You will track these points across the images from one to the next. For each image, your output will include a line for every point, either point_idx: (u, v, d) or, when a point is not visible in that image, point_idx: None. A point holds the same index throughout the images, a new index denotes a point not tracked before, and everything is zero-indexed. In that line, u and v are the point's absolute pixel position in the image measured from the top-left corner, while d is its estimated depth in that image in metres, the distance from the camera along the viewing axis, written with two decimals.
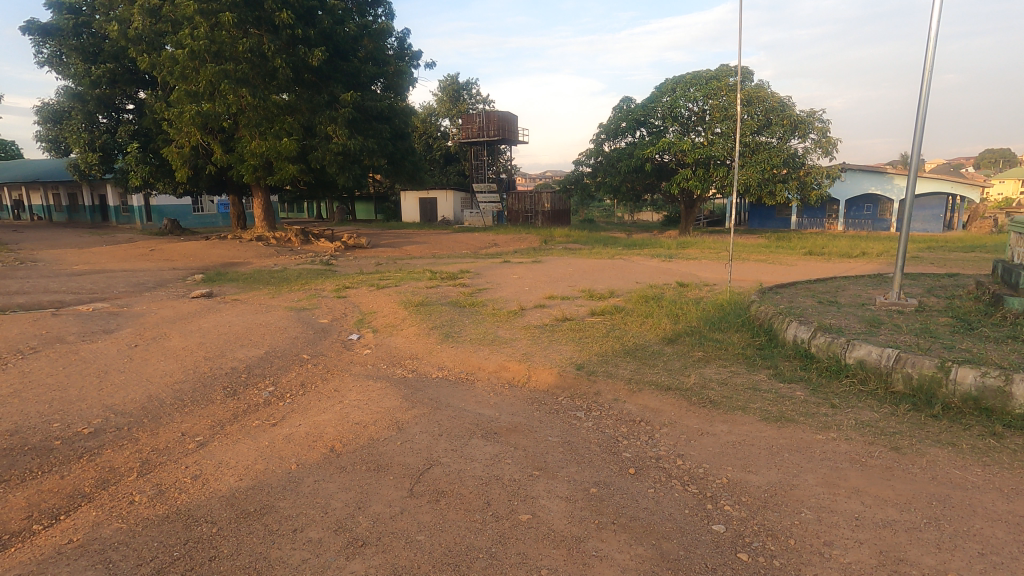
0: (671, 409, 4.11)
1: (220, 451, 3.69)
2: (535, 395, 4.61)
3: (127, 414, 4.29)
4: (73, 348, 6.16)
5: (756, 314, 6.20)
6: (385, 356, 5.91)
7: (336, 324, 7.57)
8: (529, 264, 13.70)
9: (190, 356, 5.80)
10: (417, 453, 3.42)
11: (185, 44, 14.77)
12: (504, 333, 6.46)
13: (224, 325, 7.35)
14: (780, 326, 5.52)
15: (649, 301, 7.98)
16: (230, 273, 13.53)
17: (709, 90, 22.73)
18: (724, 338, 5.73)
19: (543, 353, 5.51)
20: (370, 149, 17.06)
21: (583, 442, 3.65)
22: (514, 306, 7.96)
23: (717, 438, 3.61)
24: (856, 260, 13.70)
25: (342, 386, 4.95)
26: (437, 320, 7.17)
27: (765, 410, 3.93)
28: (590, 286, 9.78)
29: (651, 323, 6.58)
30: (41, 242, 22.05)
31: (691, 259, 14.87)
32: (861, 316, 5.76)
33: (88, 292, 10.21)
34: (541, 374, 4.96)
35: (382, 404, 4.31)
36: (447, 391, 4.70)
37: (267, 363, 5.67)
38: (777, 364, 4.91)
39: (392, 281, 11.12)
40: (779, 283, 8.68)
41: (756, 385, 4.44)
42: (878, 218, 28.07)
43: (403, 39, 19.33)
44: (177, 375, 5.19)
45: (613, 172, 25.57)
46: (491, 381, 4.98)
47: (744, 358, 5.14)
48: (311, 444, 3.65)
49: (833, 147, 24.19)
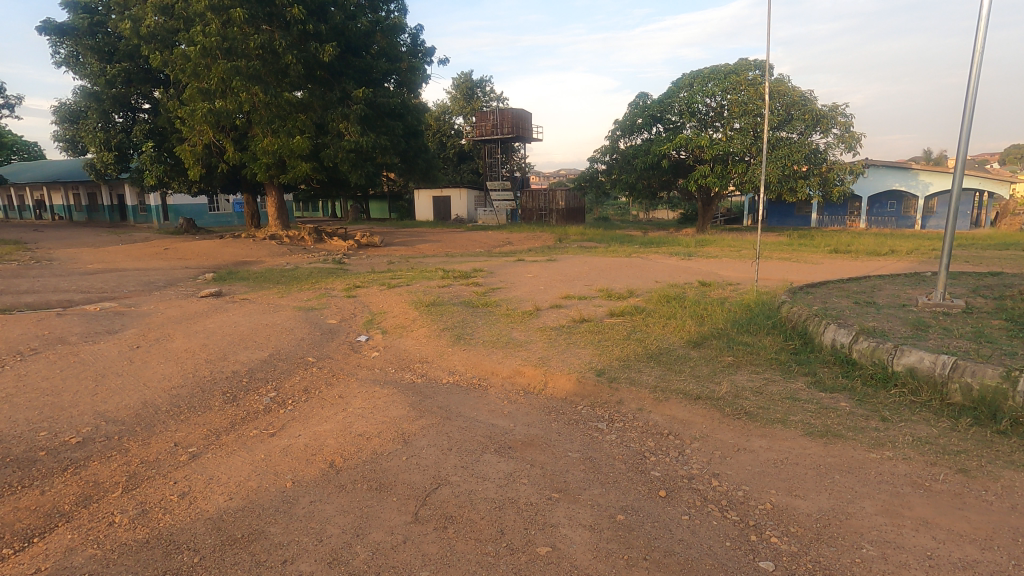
0: (702, 421, 3.75)
1: (215, 463, 3.44)
2: (553, 403, 4.29)
3: (119, 422, 4.04)
4: (71, 351, 5.94)
5: (787, 316, 5.83)
6: (393, 360, 5.61)
7: (344, 325, 7.30)
8: (543, 263, 13.35)
9: (191, 359, 5.54)
10: (424, 470, 3.11)
11: (197, 41, 14.64)
12: (519, 335, 6.15)
13: (229, 326, 7.11)
14: (816, 329, 5.14)
15: (670, 301, 7.61)
16: (241, 272, 13.38)
17: (728, 84, 22.19)
18: (754, 341, 5.35)
19: (560, 357, 5.16)
20: (383, 146, 16.83)
21: (606, 458, 3.32)
22: (529, 306, 7.60)
23: (756, 456, 3.26)
24: (885, 258, 13.16)
25: (347, 392, 4.67)
26: (449, 320, 6.88)
27: (807, 424, 3.54)
28: (608, 285, 9.44)
29: (673, 324, 6.22)
30: (58, 241, 22.20)
31: (711, 257, 14.37)
32: (904, 318, 5.34)
33: (97, 292, 10.07)
34: (558, 380, 4.64)
35: (388, 412, 4.01)
36: (459, 398, 4.40)
37: (269, 366, 5.40)
38: (816, 370, 4.53)
39: (403, 281, 10.85)
40: (809, 282, 8.24)
41: (794, 394, 4.06)
42: (902, 215, 27.23)
43: (415, 35, 19.06)
44: (175, 380, 4.92)
45: (630, 169, 25.07)
46: (504, 389, 4.65)
47: (778, 363, 4.76)
48: (310, 457, 3.37)
49: (856, 142, 23.49)
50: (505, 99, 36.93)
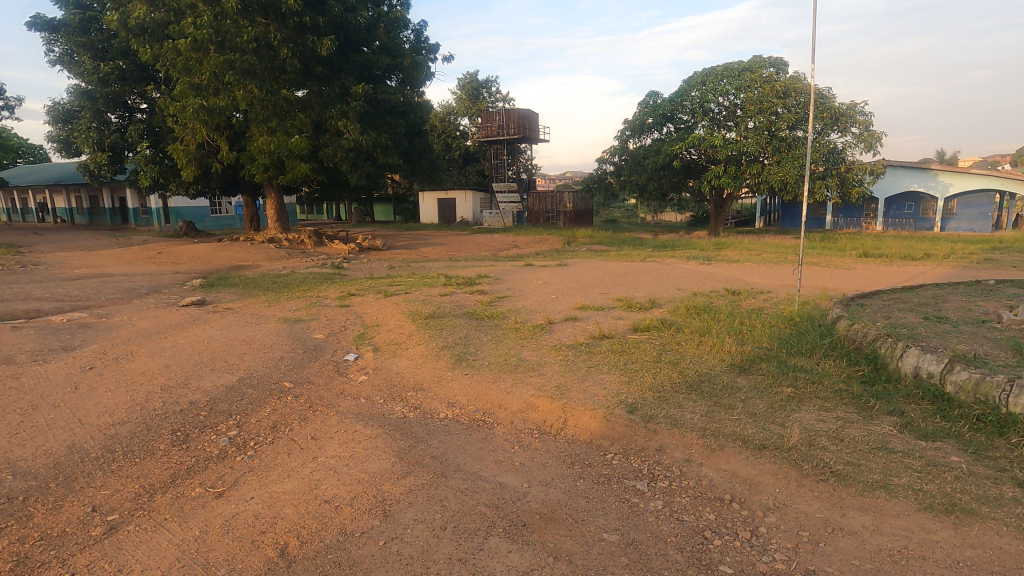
0: (774, 482, 2.87)
1: (132, 544, 2.60)
2: (575, 450, 3.45)
3: (31, 476, 3.22)
4: (12, 373, 5.12)
5: (847, 336, 4.95)
6: (382, 388, 4.75)
7: (332, 340, 6.46)
8: (553, 267, 12.53)
9: (144, 386, 4.67)
10: (405, 567, 2.27)
11: (188, 33, 13.88)
12: (530, 355, 5.28)
13: (201, 341, 6.27)
14: (891, 353, 4.27)
15: (701, 313, 6.73)
16: (232, 278, 12.58)
17: (742, 82, 21.39)
18: (813, 367, 4.46)
19: (582, 387, 4.28)
20: (384, 144, 15.96)
21: (655, 543, 2.47)
22: (540, 319, 6.72)
23: (861, 542, 2.38)
24: (922, 263, 12.17)
25: (323, 432, 3.82)
26: (449, 336, 6.01)
27: (919, 492, 2.65)
28: (626, 293, 8.58)
29: (711, 343, 5.32)
30: (51, 244, 21.57)
31: (733, 261, 13.47)
32: (996, 339, 4.42)
33: (71, 300, 9.28)
34: (580, 418, 3.80)
35: (368, 466, 3.15)
36: (459, 443, 3.53)
37: (236, 395, 4.57)
38: (902, 408, 3.63)
39: (402, 287, 10.09)
40: (854, 292, 7.35)
41: (886, 443, 3.17)
42: (921, 218, 26.11)
43: (419, 31, 18.25)
44: (118, 414, 4.08)
45: (640, 170, 24.10)
46: (513, 428, 3.80)
47: (850, 398, 3.87)
48: (257, 538, 2.53)
49: (876, 142, 22.51)
50: (512, 100, 36.19)
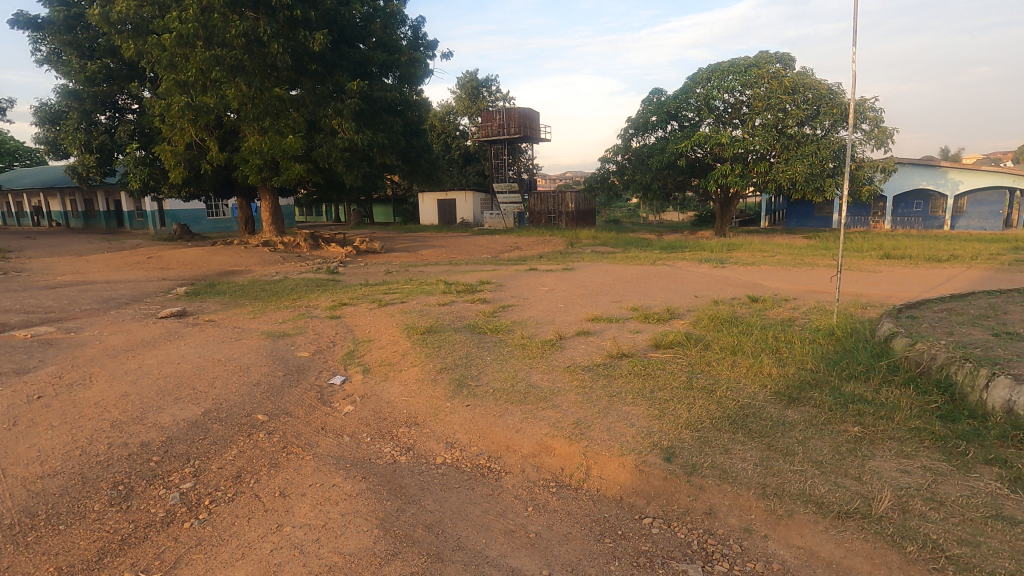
0: (870, 571, 2.21)
1: None
2: (603, 512, 2.77)
3: None
4: None
5: (909, 357, 4.25)
6: (369, 422, 4.06)
7: (318, 360, 5.77)
8: (559, 271, 11.89)
9: (91, 423, 4.00)
10: None
11: (173, 28, 13.17)
12: (540, 379, 4.62)
13: (173, 362, 5.61)
14: (973, 383, 3.60)
15: (727, 325, 6.05)
16: (222, 285, 11.90)
17: (749, 78, 20.75)
18: (878, 398, 3.77)
19: (605, 423, 3.60)
20: (381, 143, 15.25)
21: None
22: (549, 334, 6.06)
23: None
24: (948, 265, 11.47)
25: (295, 484, 3.15)
26: (449, 356, 5.33)
27: None
28: (640, 301, 7.91)
29: (747, 364, 4.62)
30: (40, 248, 20.94)
31: (747, 264, 12.83)
32: None
33: (43, 312, 8.60)
34: (608, 466, 3.13)
35: (344, 544, 2.49)
36: (459, 502, 2.87)
37: (197, 432, 3.89)
38: (1005, 456, 2.96)
39: (398, 295, 9.43)
40: (890, 302, 6.71)
41: (1001, 509, 2.50)
42: (930, 216, 25.44)
43: (416, 27, 17.58)
44: (52, 461, 3.41)
45: (644, 169, 23.31)
46: (525, 479, 3.13)
47: (931, 439, 3.20)
48: None
49: (887, 138, 21.78)
50: (512, 99, 35.54)
